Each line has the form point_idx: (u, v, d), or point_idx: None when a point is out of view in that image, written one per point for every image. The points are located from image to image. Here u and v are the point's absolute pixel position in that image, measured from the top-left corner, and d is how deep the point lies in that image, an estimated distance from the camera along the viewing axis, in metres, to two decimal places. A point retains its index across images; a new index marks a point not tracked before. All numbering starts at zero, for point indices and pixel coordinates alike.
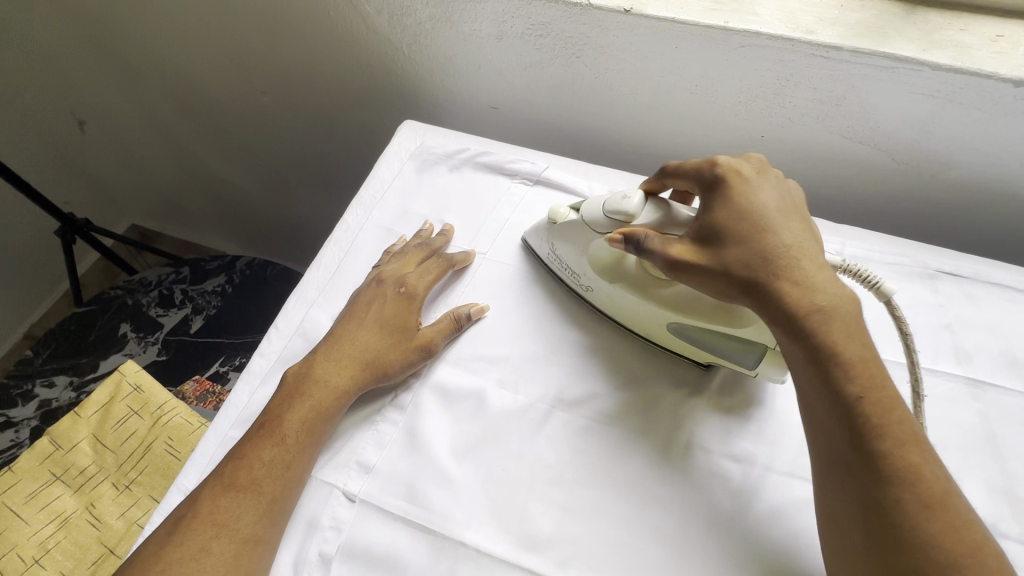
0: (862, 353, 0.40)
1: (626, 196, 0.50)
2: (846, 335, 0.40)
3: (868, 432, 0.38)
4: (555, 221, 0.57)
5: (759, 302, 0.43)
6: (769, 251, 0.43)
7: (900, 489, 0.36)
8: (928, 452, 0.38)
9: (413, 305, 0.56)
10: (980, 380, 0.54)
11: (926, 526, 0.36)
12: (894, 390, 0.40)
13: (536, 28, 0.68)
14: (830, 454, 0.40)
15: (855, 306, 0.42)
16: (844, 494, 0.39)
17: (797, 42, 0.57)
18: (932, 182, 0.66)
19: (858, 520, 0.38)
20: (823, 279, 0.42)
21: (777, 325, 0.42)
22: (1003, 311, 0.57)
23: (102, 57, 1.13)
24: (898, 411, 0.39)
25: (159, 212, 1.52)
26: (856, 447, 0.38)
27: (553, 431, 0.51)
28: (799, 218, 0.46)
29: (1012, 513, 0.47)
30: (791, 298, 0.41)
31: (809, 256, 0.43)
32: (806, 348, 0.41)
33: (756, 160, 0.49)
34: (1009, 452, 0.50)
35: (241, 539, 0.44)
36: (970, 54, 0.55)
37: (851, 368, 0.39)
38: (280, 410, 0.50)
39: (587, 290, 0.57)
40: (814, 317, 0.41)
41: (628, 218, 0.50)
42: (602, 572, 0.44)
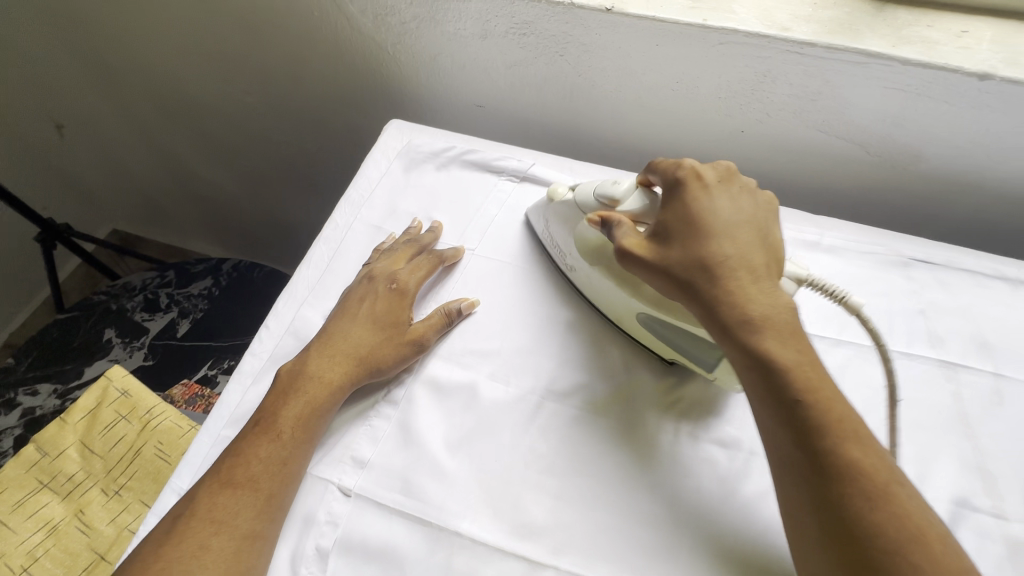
0: (797, 356, 0.42)
1: (617, 182, 0.54)
2: (780, 339, 0.42)
3: (805, 432, 0.39)
4: (552, 199, 0.60)
5: (700, 306, 0.46)
6: (706, 257, 0.46)
7: (842, 484, 0.37)
8: (872, 446, 0.39)
9: (405, 300, 0.57)
10: (952, 362, 0.56)
11: (869, 519, 0.36)
12: (834, 390, 0.41)
13: (520, 27, 0.69)
14: (777, 453, 0.41)
15: (791, 314, 0.44)
16: (792, 492, 0.40)
17: (772, 39, 0.59)
18: (905, 173, 0.68)
19: (809, 516, 0.38)
20: (757, 287, 0.44)
21: (713, 328, 0.45)
22: (973, 296, 0.60)
23: (80, 59, 1.11)
24: (837, 410, 0.40)
25: (141, 216, 1.50)
26: (797, 444, 0.40)
27: (544, 422, 0.52)
28: (748, 225, 0.48)
29: (983, 488, 0.49)
30: (723, 301, 0.44)
31: (748, 265, 0.45)
32: (738, 349, 0.43)
33: (723, 168, 0.51)
34: (981, 430, 0.52)
35: (241, 536, 0.44)
36: (938, 49, 0.57)
37: (784, 371, 0.41)
38: (275, 406, 0.51)
39: (572, 270, 0.59)
40: (748, 320, 0.43)
41: (613, 202, 0.53)
42: (596, 556, 0.46)
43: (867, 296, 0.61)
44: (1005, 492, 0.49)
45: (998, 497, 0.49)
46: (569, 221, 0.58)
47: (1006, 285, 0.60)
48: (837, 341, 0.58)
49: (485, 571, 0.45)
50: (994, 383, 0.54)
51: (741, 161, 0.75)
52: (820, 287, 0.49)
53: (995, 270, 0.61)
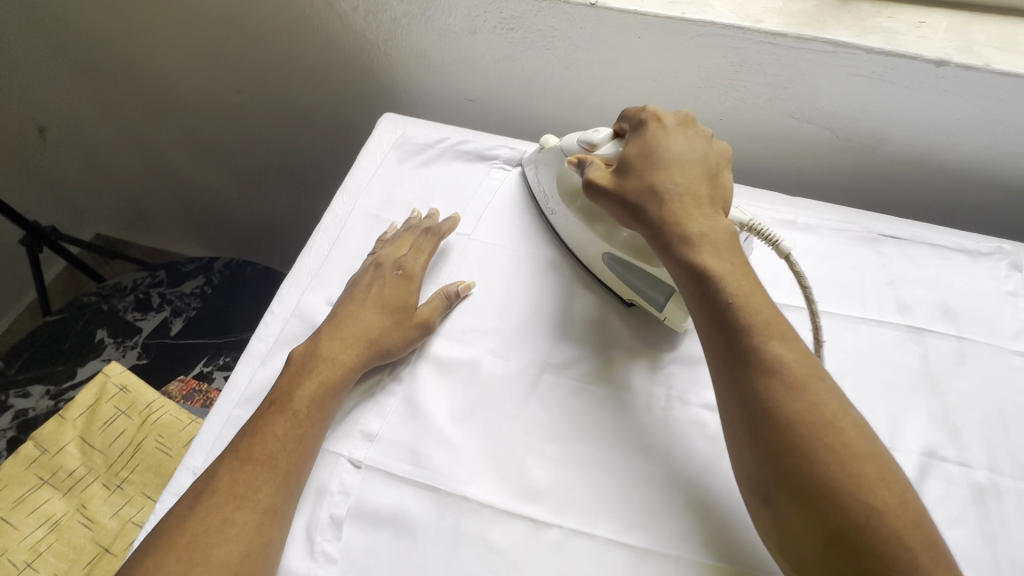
0: (732, 267, 0.47)
1: (598, 131, 0.58)
2: (716, 252, 0.47)
3: (735, 333, 0.44)
4: (544, 147, 0.66)
5: (647, 226, 0.50)
6: (655, 186, 0.51)
7: (765, 377, 0.42)
8: (796, 346, 0.44)
9: (412, 284, 0.60)
10: (919, 327, 0.60)
11: (787, 405, 0.41)
12: (763, 298, 0.46)
13: (508, 22, 0.71)
14: (713, 358, 0.46)
15: (729, 235, 0.49)
16: (725, 388, 0.45)
17: (747, 30, 0.63)
18: (873, 156, 0.73)
19: (740, 412, 0.43)
20: (700, 211, 0.49)
21: (660, 249, 0.50)
22: (937, 267, 0.64)
23: (65, 61, 1.11)
24: (765, 313, 0.45)
25: (126, 219, 1.49)
26: (729, 346, 0.45)
27: (544, 392, 0.54)
28: (699, 161, 0.52)
29: (949, 439, 0.53)
30: (669, 221, 0.49)
31: (693, 193, 0.50)
32: (681, 265, 0.48)
33: (682, 115, 0.56)
34: (946, 387, 0.56)
35: (261, 510, 0.46)
36: (898, 38, 0.61)
37: (718, 279, 0.46)
38: (289, 387, 0.52)
39: (552, 215, 0.64)
40: (686, 239, 0.48)
41: (592, 146, 0.58)
42: (597, 514, 0.48)
43: (841, 269, 0.65)
44: (969, 443, 0.53)
45: (963, 447, 0.53)
46: (552, 166, 0.63)
47: (967, 257, 0.65)
48: None
49: (493, 532, 0.48)
50: (957, 345, 0.59)
51: None
52: (754, 227, 0.54)
53: (957, 243, 0.66)
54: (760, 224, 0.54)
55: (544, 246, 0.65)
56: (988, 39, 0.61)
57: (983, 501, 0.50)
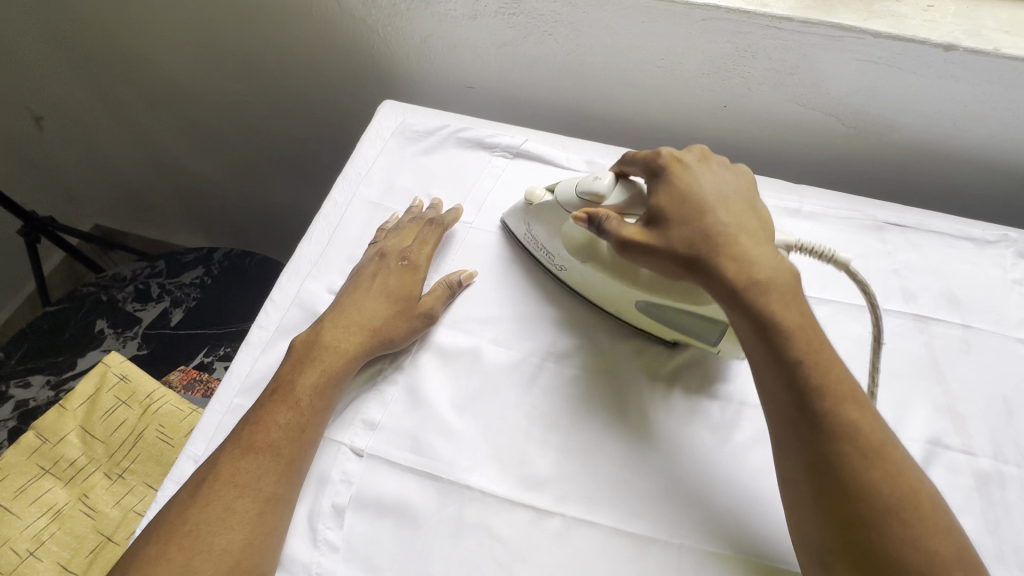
0: (798, 319, 0.44)
1: (598, 178, 0.54)
2: (783, 303, 0.44)
3: (806, 394, 0.42)
4: (531, 202, 0.60)
5: (707, 277, 0.46)
6: (706, 230, 0.47)
7: (841, 443, 0.40)
8: (867, 408, 0.42)
9: (416, 274, 0.59)
10: (924, 316, 0.60)
11: (865, 476, 0.39)
12: (832, 354, 0.43)
13: (509, 7, 0.70)
14: (779, 415, 0.43)
15: (793, 276, 0.46)
16: (792, 452, 0.42)
17: (752, 14, 0.62)
18: (878, 143, 0.72)
19: (808, 475, 0.41)
20: (759, 252, 0.46)
21: (720, 299, 0.46)
22: (942, 255, 0.64)
23: (60, 48, 1.09)
24: (837, 373, 0.42)
25: (125, 210, 1.48)
26: (801, 407, 0.42)
27: (546, 381, 0.54)
28: (739, 199, 0.50)
29: (953, 428, 0.53)
30: (732, 269, 0.45)
31: (747, 234, 0.47)
32: (746, 318, 0.45)
33: (698, 150, 0.53)
34: (950, 376, 0.56)
35: (264, 498, 0.46)
36: (906, 22, 0.60)
37: (790, 334, 0.43)
38: (292, 375, 0.52)
39: (563, 270, 0.59)
40: (754, 287, 0.44)
41: (598, 198, 0.54)
42: (600, 503, 0.48)
43: (845, 258, 0.64)
44: (974, 431, 0.53)
45: (967, 435, 0.53)
46: (552, 222, 0.59)
47: (973, 244, 0.64)
48: (819, 300, 0.61)
49: (495, 521, 0.47)
50: (962, 334, 0.58)
51: (725, 135, 0.78)
52: (803, 246, 0.51)
53: (962, 231, 0.65)
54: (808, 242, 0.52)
55: None
56: (998, 22, 0.60)
57: (986, 490, 0.50)
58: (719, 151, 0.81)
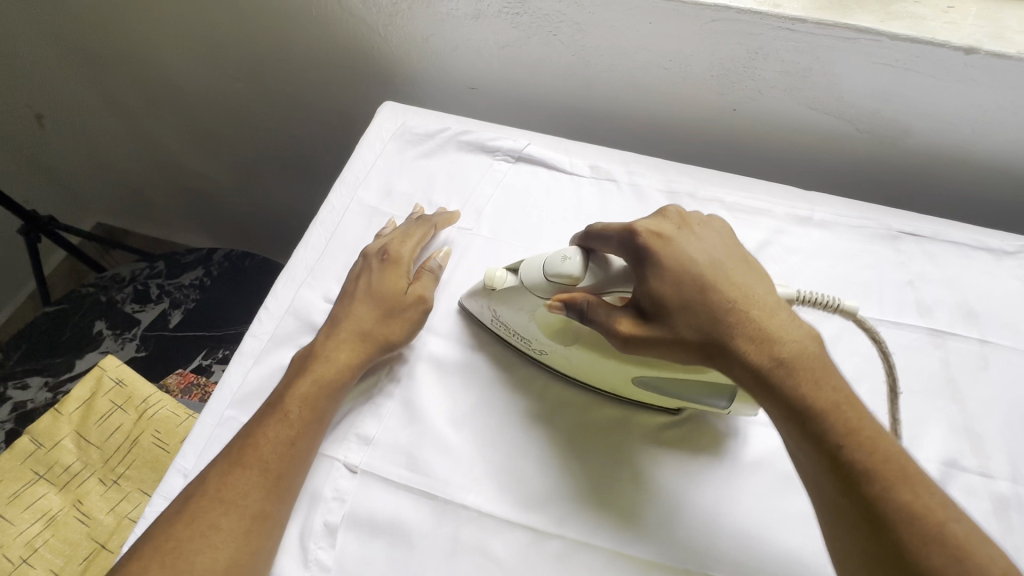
0: (833, 396, 0.39)
1: (565, 257, 0.47)
2: (811, 378, 0.40)
3: (850, 481, 0.37)
4: (492, 287, 0.52)
5: (724, 362, 0.42)
6: (716, 313, 0.42)
7: (899, 531, 0.35)
8: (924, 484, 0.37)
9: (399, 270, 0.57)
10: (940, 330, 0.57)
11: (933, 567, 0.34)
12: (874, 428, 0.39)
13: (512, 6, 0.68)
14: (824, 506, 0.39)
15: (815, 343, 0.42)
16: (845, 546, 0.38)
17: (764, 15, 0.60)
18: (893, 148, 0.70)
19: (866, 569, 0.36)
20: (774, 324, 0.42)
21: (744, 382, 0.42)
22: (960, 266, 0.61)
23: (60, 46, 1.08)
24: (881, 450, 0.37)
25: (127, 208, 1.47)
26: (845, 495, 0.37)
27: (546, 396, 0.53)
28: (735, 262, 0.45)
29: (970, 449, 0.51)
30: (750, 351, 0.41)
31: (760, 305, 0.43)
32: (774, 399, 0.40)
33: (673, 213, 0.48)
34: (967, 394, 0.54)
35: (250, 516, 0.44)
36: (925, 24, 0.58)
37: (821, 414, 0.39)
38: (285, 387, 0.50)
39: (542, 354, 0.53)
40: (776, 365, 0.40)
41: (571, 280, 0.47)
42: (601, 524, 0.46)
43: (857, 269, 0.62)
44: (992, 453, 0.51)
45: (984, 457, 0.51)
46: (519, 308, 0.51)
47: (991, 255, 0.62)
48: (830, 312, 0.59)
49: (492, 542, 0.46)
50: (980, 349, 0.56)
51: (733, 139, 0.76)
52: (807, 298, 0.47)
53: (979, 241, 0.63)
54: (810, 292, 0.48)
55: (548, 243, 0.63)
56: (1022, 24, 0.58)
57: (1005, 515, 0.48)
58: (727, 155, 0.79)
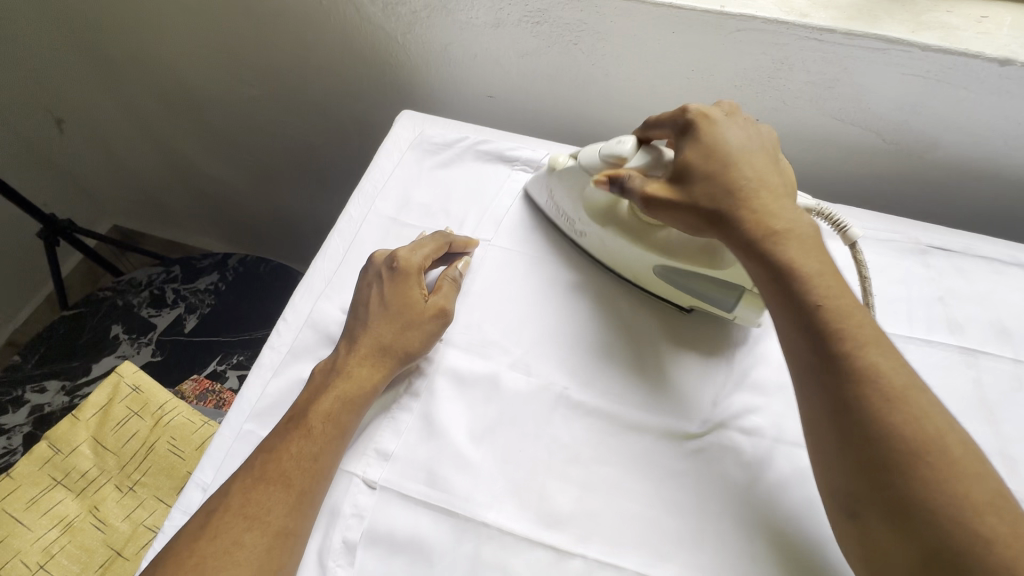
0: (819, 265, 0.43)
1: (621, 141, 0.53)
2: (802, 248, 0.43)
3: (826, 337, 0.40)
4: (554, 168, 0.60)
5: (725, 230, 0.45)
6: (731, 186, 0.46)
7: (861, 388, 0.38)
8: (890, 352, 0.40)
9: (411, 280, 0.55)
10: (972, 348, 0.56)
11: (887, 419, 0.37)
12: (853, 300, 0.42)
13: (533, 15, 0.68)
14: (796, 363, 0.42)
15: (813, 228, 0.45)
16: (810, 399, 0.41)
17: (792, 25, 0.58)
18: (921, 161, 0.68)
19: (828, 422, 0.40)
20: (780, 205, 0.45)
21: (735, 247, 0.45)
22: (992, 283, 0.60)
23: (81, 51, 1.09)
24: (857, 316, 0.41)
25: (143, 212, 1.48)
26: (817, 351, 0.41)
27: (566, 411, 0.52)
28: (761, 153, 0.48)
29: (1005, 472, 0.50)
30: (751, 220, 0.44)
31: (769, 187, 0.46)
32: (761, 263, 0.44)
33: (725, 107, 0.52)
34: (1001, 415, 0.52)
35: (273, 532, 0.44)
36: (958, 35, 0.56)
37: (806, 278, 0.42)
38: (307, 402, 0.50)
39: (581, 235, 0.59)
40: (772, 233, 0.44)
41: (620, 160, 0.53)
42: (624, 545, 0.46)
43: (886, 284, 0.61)
44: None
45: (1020, 481, 0.49)
46: (572, 187, 0.58)
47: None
48: None
49: (512, 561, 0.45)
50: (1014, 369, 0.55)
51: None
52: (822, 212, 0.52)
53: (1012, 257, 0.61)
54: (826, 209, 0.53)
55: (567, 255, 0.62)
56: None
57: None
58: None
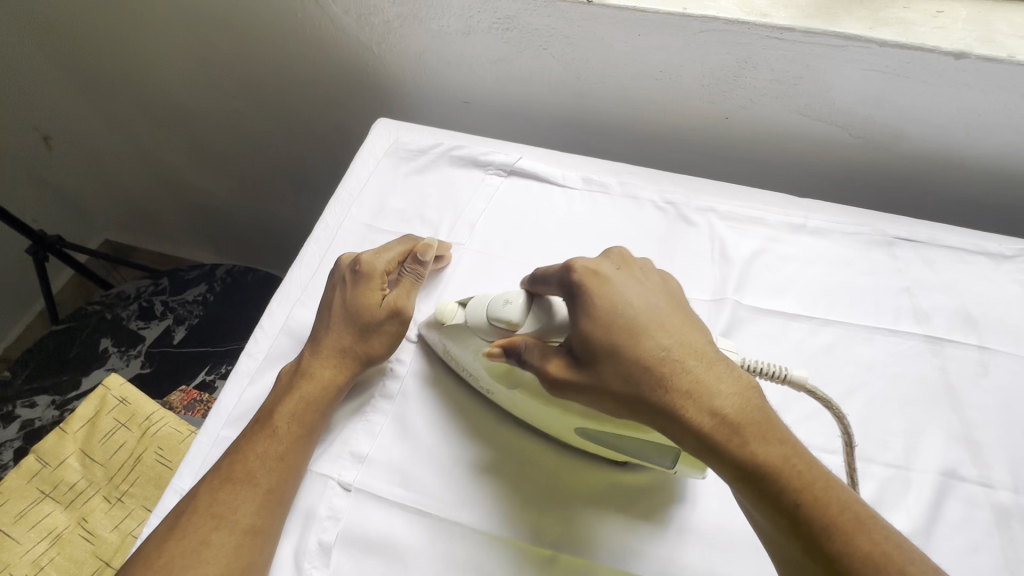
0: (780, 449, 0.37)
1: (507, 300, 0.48)
2: (757, 434, 0.38)
3: (811, 536, 0.35)
4: (443, 321, 0.53)
5: (663, 421, 0.40)
6: (648, 366, 0.40)
7: None
8: (880, 528, 0.35)
9: (374, 282, 0.56)
10: (937, 337, 0.57)
11: None
12: (827, 478, 0.37)
13: (503, 21, 0.69)
14: (788, 562, 0.37)
15: (755, 398, 0.39)
16: None
17: (752, 25, 0.60)
18: (888, 153, 0.69)
19: None
20: (713, 376, 0.40)
21: (688, 444, 0.39)
22: (957, 272, 0.61)
23: (65, 69, 1.11)
24: (836, 500, 0.36)
25: (132, 225, 1.49)
26: (807, 552, 0.35)
27: None
28: (668, 308, 0.44)
29: (970, 458, 0.51)
30: (686, 409, 0.39)
31: (692, 354, 0.41)
32: (718, 459, 0.38)
33: (616, 254, 0.48)
34: (966, 402, 0.53)
35: (241, 530, 0.45)
36: (914, 30, 0.58)
37: (770, 472, 0.36)
38: (272, 405, 0.51)
39: (491, 393, 0.52)
40: (719, 422, 0.38)
41: (511, 324, 0.48)
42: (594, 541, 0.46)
43: (853, 276, 0.62)
44: (992, 462, 0.50)
45: (985, 466, 0.50)
46: (468, 352, 0.51)
47: (989, 260, 0.61)
48: (824, 321, 0.59)
49: (486, 559, 0.46)
50: (979, 356, 0.56)
51: (727, 147, 0.76)
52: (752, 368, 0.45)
53: (978, 245, 0.62)
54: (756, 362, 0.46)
55: (540, 258, 0.63)
56: (1012, 27, 0.58)
57: (1006, 526, 0.48)
58: (721, 162, 0.79)
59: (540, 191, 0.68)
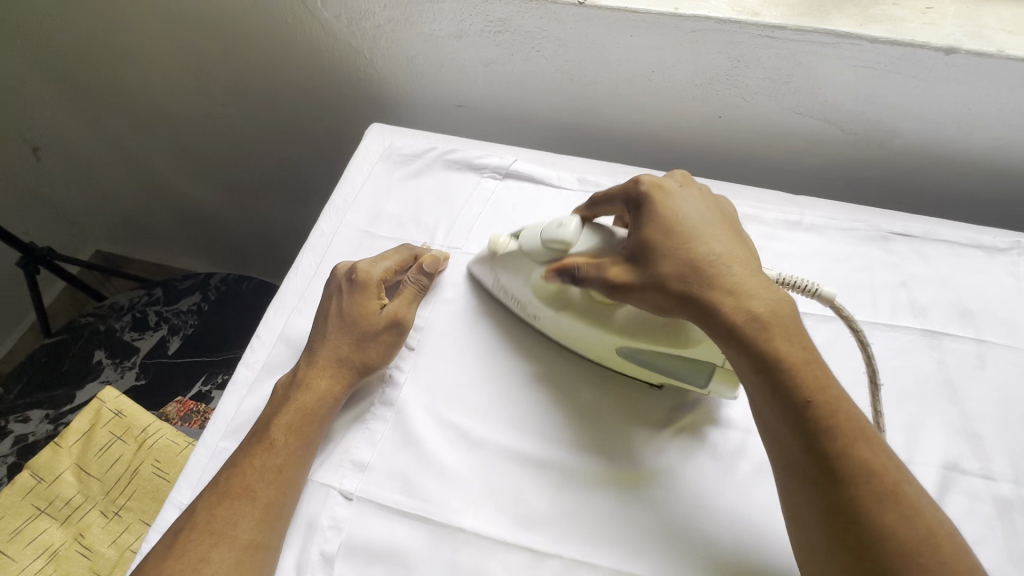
0: (803, 353, 0.40)
1: (563, 223, 0.50)
2: (786, 336, 0.41)
3: (814, 432, 0.38)
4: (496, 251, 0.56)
5: (701, 314, 0.43)
6: (700, 263, 0.43)
7: (854, 488, 0.36)
8: (877, 443, 0.38)
9: (369, 292, 0.55)
10: (935, 330, 0.57)
11: (881, 521, 0.35)
12: (839, 389, 0.40)
13: (495, 25, 0.69)
14: (784, 460, 0.40)
15: (791, 307, 0.42)
16: (801, 502, 0.39)
17: (743, 24, 0.60)
18: (880, 149, 0.70)
19: (821, 525, 0.37)
20: (755, 283, 0.42)
21: (718, 333, 0.42)
22: (952, 265, 0.61)
23: (54, 80, 1.10)
24: (845, 408, 0.39)
25: (125, 236, 1.48)
26: (808, 448, 0.38)
27: (540, 415, 0.52)
28: (723, 221, 0.46)
29: (971, 450, 0.51)
30: (728, 304, 0.42)
31: (739, 262, 0.43)
32: (749, 350, 0.41)
33: (679, 176, 0.50)
34: (964, 395, 0.54)
35: (240, 545, 0.44)
36: (904, 26, 0.58)
37: (792, 371, 0.39)
38: (267, 419, 0.51)
39: (535, 319, 0.55)
40: (754, 319, 0.41)
41: (565, 246, 0.50)
42: (598, 542, 0.46)
43: (850, 272, 0.62)
44: (993, 454, 0.51)
45: (986, 458, 0.50)
46: (519, 271, 0.54)
47: (983, 253, 0.62)
48: (824, 318, 0.59)
49: (491, 564, 0.46)
50: (976, 349, 0.56)
51: (721, 146, 0.76)
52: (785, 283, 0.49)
53: (972, 239, 0.62)
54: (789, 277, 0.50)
55: None
56: (1001, 22, 0.58)
57: (1008, 517, 0.48)
58: (715, 161, 0.79)
59: (536, 192, 0.68)
